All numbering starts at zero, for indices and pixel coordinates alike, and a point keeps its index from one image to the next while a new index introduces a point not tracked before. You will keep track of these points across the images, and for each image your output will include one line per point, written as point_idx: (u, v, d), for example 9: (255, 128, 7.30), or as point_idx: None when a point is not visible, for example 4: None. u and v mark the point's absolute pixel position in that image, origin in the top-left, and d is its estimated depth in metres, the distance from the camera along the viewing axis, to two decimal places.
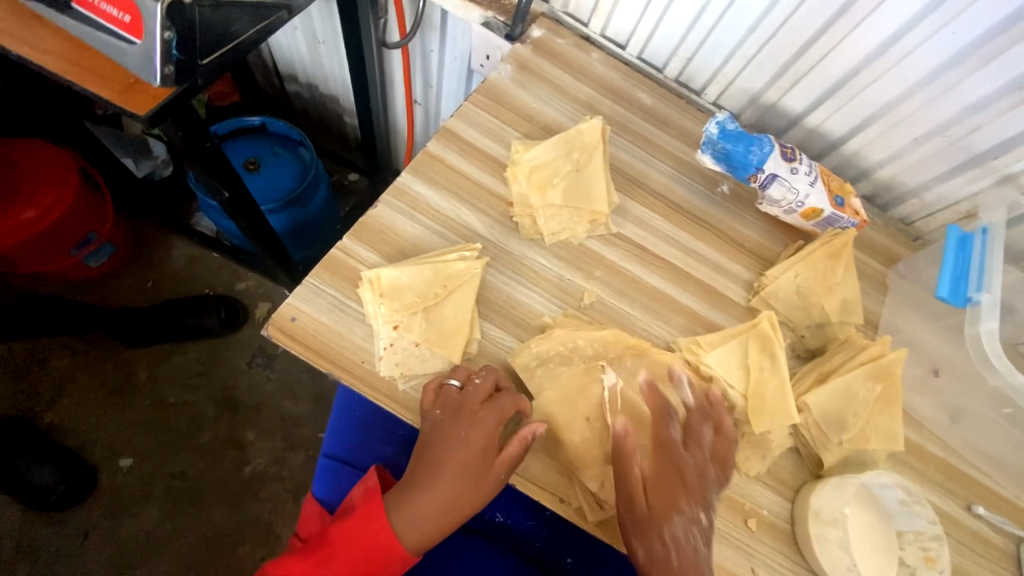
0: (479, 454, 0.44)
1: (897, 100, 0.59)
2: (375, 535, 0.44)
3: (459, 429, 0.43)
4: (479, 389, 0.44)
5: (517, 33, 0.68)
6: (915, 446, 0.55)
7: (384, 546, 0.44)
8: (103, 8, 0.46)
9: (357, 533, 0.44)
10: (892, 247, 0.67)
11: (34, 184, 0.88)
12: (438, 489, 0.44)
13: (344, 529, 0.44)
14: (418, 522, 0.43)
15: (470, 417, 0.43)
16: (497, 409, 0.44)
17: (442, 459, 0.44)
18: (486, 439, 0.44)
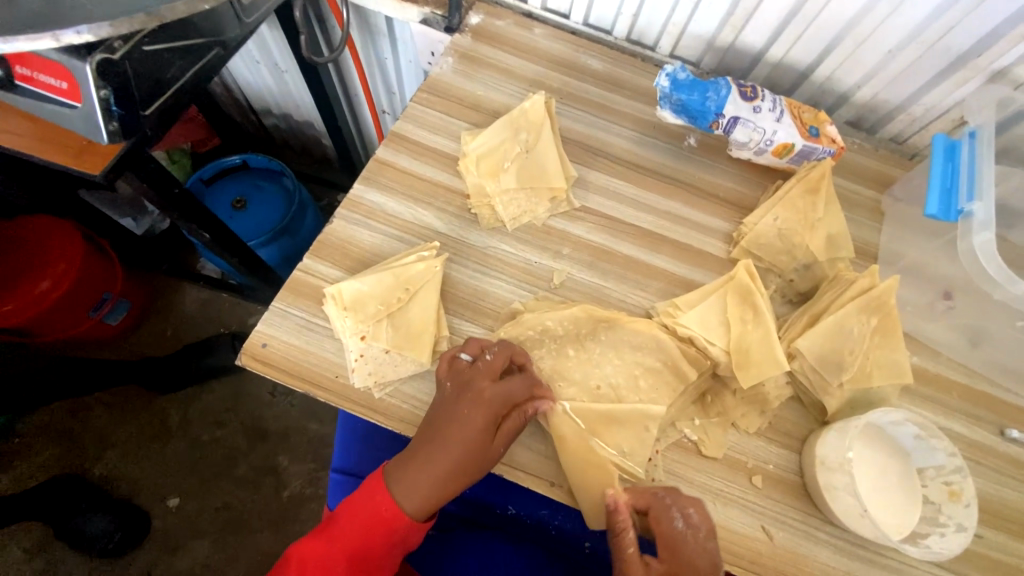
0: (483, 432, 0.42)
1: (859, 15, 0.54)
2: (377, 504, 0.43)
3: (464, 404, 0.42)
4: (491, 366, 0.43)
5: (455, 24, 0.65)
6: (933, 376, 0.52)
7: (387, 516, 0.43)
8: (43, 79, 0.48)
9: (361, 506, 0.44)
10: (884, 171, 0.62)
11: (43, 257, 0.93)
12: (435, 462, 0.42)
13: (348, 505, 0.45)
14: (417, 488, 0.43)
15: (478, 391, 0.42)
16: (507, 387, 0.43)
17: (444, 434, 0.42)
18: (491, 413, 0.42)
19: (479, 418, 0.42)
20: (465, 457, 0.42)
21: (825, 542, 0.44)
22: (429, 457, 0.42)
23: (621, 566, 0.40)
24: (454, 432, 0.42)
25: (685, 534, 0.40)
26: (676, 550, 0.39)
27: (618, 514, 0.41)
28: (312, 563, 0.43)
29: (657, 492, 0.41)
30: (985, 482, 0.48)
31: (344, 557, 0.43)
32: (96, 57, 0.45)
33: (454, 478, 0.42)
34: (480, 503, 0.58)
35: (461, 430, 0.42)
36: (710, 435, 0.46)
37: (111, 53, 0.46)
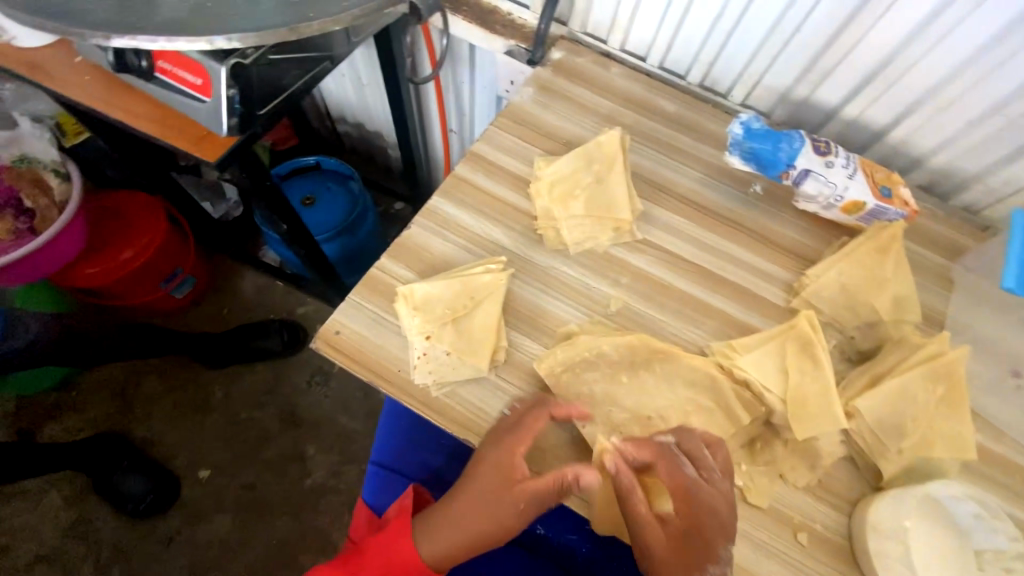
0: (509, 478, 0.44)
1: (942, 83, 0.55)
2: (402, 551, 0.47)
3: (501, 462, 0.44)
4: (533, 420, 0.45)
5: (537, 57, 0.71)
6: (999, 457, 0.49)
7: (407, 562, 0.47)
8: (179, 74, 0.55)
9: (386, 546, 0.48)
10: (957, 239, 0.61)
11: (129, 230, 1.02)
12: (476, 512, 0.45)
13: (375, 541, 0.49)
14: (455, 534, 0.45)
15: (502, 441, 0.44)
16: (529, 435, 0.44)
17: (485, 489, 0.45)
18: (514, 463, 0.44)
19: (514, 473, 0.44)
20: (502, 510, 0.44)
21: None
22: (472, 506, 0.45)
23: (637, 528, 0.42)
24: (493, 487, 0.44)
25: (699, 483, 0.41)
26: (693, 502, 0.41)
27: (619, 475, 0.42)
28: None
29: (665, 448, 0.43)
30: None
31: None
32: (231, 60, 0.51)
33: (491, 528, 0.45)
34: None
35: (499, 485, 0.44)
36: (756, 483, 0.45)
37: (242, 58, 0.52)
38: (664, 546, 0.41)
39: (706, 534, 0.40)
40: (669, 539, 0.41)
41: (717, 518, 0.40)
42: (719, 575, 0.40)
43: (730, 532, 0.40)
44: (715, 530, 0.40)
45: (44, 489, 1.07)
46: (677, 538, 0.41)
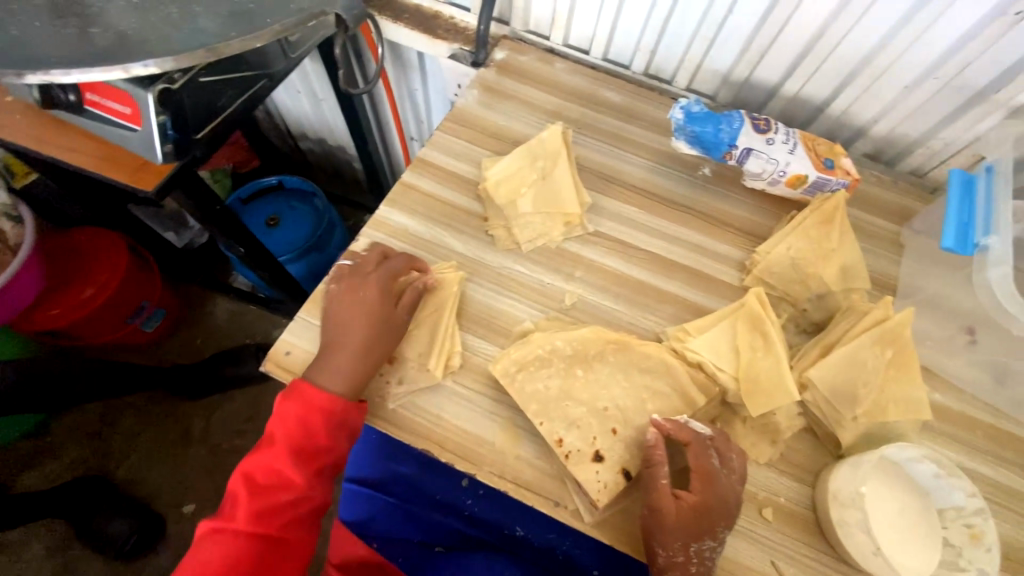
0: (383, 299, 0.49)
1: (872, 53, 0.56)
2: (303, 399, 0.46)
3: (357, 284, 0.49)
4: (371, 259, 0.51)
5: (481, 59, 0.71)
6: (956, 414, 0.50)
7: (317, 403, 0.45)
8: (109, 105, 0.54)
9: (289, 411, 0.46)
10: (902, 203, 0.62)
11: (90, 267, 1.00)
12: (351, 328, 0.47)
13: (273, 411, 0.47)
14: (338, 356, 0.46)
15: (365, 276, 0.50)
16: (388, 266, 0.50)
17: (349, 307, 0.48)
18: (383, 288, 0.49)
19: (374, 291, 0.49)
20: (370, 320, 0.48)
21: None
22: (344, 325, 0.47)
23: (653, 497, 0.41)
24: (355, 303, 0.48)
25: (719, 472, 0.42)
26: (710, 486, 0.41)
27: (657, 448, 0.42)
28: (261, 472, 0.45)
29: (701, 434, 0.43)
30: (1014, 529, 0.45)
31: (290, 452, 0.45)
32: (157, 87, 0.50)
33: (371, 337, 0.47)
34: (485, 524, 0.58)
35: (361, 298, 0.48)
36: None
37: (170, 84, 0.52)
38: (675, 520, 0.40)
39: (712, 517, 0.41)
40: (683, 515, 0.41)
41: (725, 506, 0.41)
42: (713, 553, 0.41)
43: (732, 520, 0.41)
44: (719, 515, 0.41)
45: (24, 540, 1.04)
46: (690, 516, 0.40)
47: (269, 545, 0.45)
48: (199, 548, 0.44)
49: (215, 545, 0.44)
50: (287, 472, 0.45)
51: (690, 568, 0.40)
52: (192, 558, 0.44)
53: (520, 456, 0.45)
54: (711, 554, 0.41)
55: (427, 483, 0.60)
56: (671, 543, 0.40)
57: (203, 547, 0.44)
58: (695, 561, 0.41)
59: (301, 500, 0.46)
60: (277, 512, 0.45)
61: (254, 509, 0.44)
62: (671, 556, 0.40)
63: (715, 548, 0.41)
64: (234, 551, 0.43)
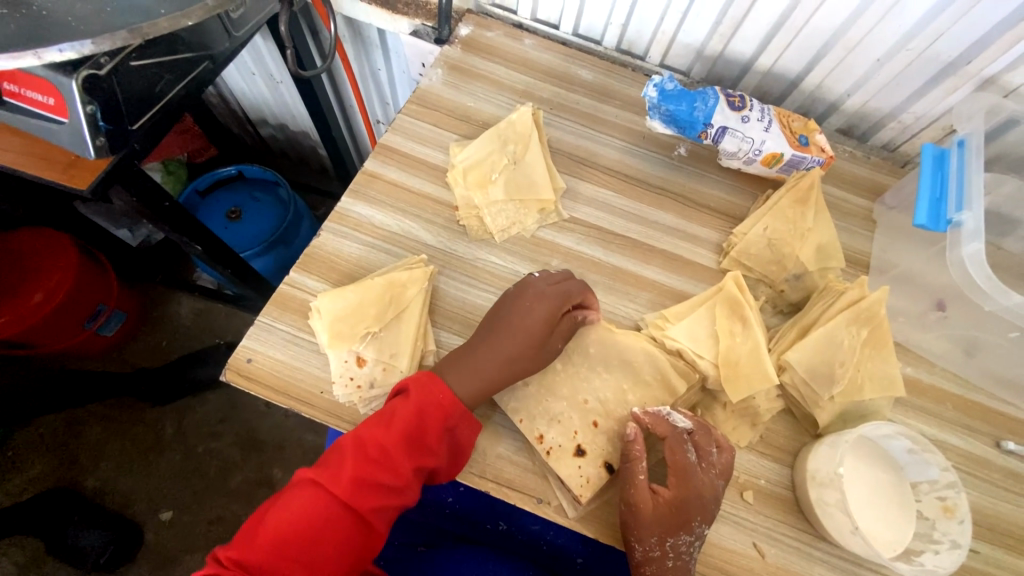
0: (543, 326, 0.44)
1: (846, 24, 0.54)
2: (433, 390, 0.43)
3: (528, 296, 0.45)
4: (534, 280, 0.46)
5: (445, 35, 0.66)
6: (928, 387, 0.51)
7: (444, 402, 0.42)
8: (28, 95, 0.48)
9: (414, 396, 0.42)
10: (876, 179, 0.62)
11: (36, 270, 0.93)
12: (497, 345, 0.44)
13: (412, 384, 0.43)
14: (474, 370, 0.44)
15: (536, 294, 0.45)
16: (563, 289, 0.46)
17: (501, 321, 0.45)
18: (545, 312, 0.45)
19: (550, 315, 0.45)
20: (526, 345, 0.44)
21: (817, 559, 0.43)
22: (493, 338, 0.44)
23: (630, 491, 0.41)
24: (518, 323, 0.44)
25: (695, 466, 0.41)
26: (687, 481, 0.41)
27: (635, 443, 0.42)
28: (371, 445, 0.41)
29: (678, 429, 0.43)
30: (981, 495, 0.47)
31: (403, 438, 0.41)
32: (82, 73, 0.45)
33: (513, 363, 0.44)
34: (467, 518, 0.58)
35: (516, 312, 0.45)
36: None
37: (97, 69, 0.46)
38: (651, 515, 0.40)
39: (687, 512, 0.40)
40: (658, 510, 0.41)
41: (702, 501, 0.41)
42: (691, 546, 0.41)
43: (711, 515, 0.41)
44: (694, 510, 0.40)
45: None
46: (666, 512, 0.40)
47: (355, 523, 0.40)
48: (293, 495, 0.41)
49: (308, 501, 0.40)
50: (394, 456, 0.41)
51: (667, 562, 0.40)
52: (286, 503, 0.40)
53: (501, 454, 0.44)
54: (689, 549, 0.41)
55: None
56: (646, 538, 0.40)
57: (298, 497, 0.40)
58: (671, 555, 0.41)
59: (398, 491, 0.42)
60: (374, 492, 0.41)
61: (356, 479, 0.40)
62: (647, 550, 0.41)
63: (692, 542, 0.41)
64: (327, 514, 0.40)
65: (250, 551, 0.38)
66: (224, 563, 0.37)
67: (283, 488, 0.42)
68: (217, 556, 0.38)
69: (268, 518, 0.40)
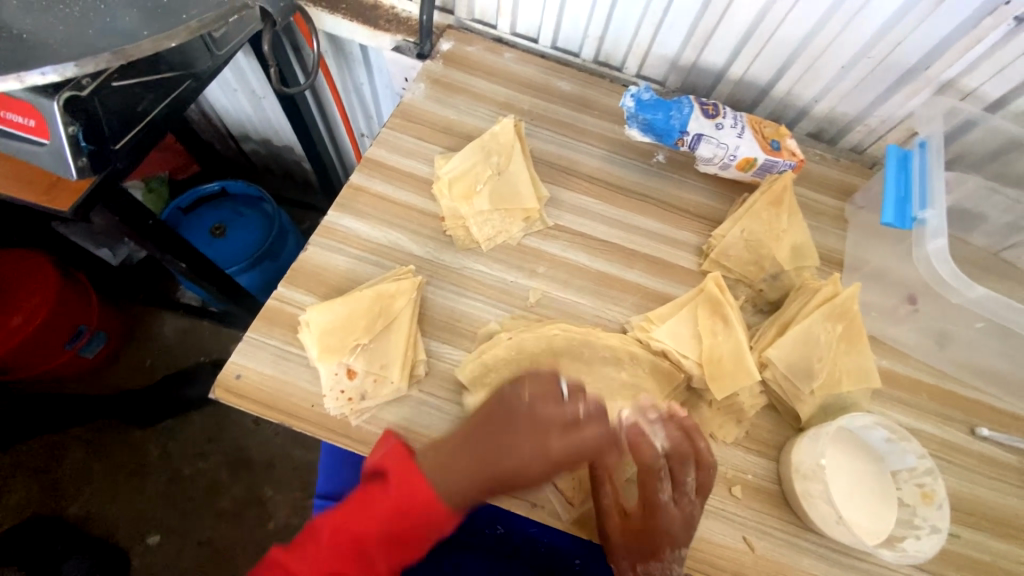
0: (547, 457, 0.41)
1: (811, 34, 0.57)
2: (416, 488, 0.40)
3: (543, 421, 0.42)
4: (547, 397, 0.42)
5: (427, 51, 0.68)
6: (902, 378, 0.53)
7: (428, 501, 0.40)
8: (8, 117, 0.48)
9: (393, 488, 0.40)
10: (846, 180, 0.65)
11: (14, 294, 0.91)
12: (492, 460, 0.41)
13: (391, 472, 0.41)
14: (458, 475, 0.41)
15: (554, 422, 0.42)
16: (590, 430, 0.41)
17: (505, 439, 0.41)
18: (553, 442, 0.41)
19: (556, 437, 0.41)
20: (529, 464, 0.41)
21: (804, 550, 0.44)
22: (491, 453, 0.41)
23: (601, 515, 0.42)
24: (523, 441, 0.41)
25: (665, 504, 0.41)
26: (657, 515, 0.41)
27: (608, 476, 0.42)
28: (348, 537, 0.40)
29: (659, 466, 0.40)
30: (957, 480, 0.49)
31: (381, 533, 0.40)
32: (64, 94, 0.45)
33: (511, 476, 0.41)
34: (462, 527, 0.58)
35: (522, 435, 0.41)
36: None
37: (79, 90, 0.46)
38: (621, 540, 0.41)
39: (655, 545, 0.41)
40: (626, 535, 0.41)
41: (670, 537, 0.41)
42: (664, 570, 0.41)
43: (683, 542, 0.41)
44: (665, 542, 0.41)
45: None
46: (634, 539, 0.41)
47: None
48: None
49: None
50: (371, 552, 0.40)
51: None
52: None
53: None
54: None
55: None
56: (620, 559, 0.42)
57: None
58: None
59: None
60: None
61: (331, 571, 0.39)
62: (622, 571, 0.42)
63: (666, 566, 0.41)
64: None
65: None
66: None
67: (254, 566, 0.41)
68: None
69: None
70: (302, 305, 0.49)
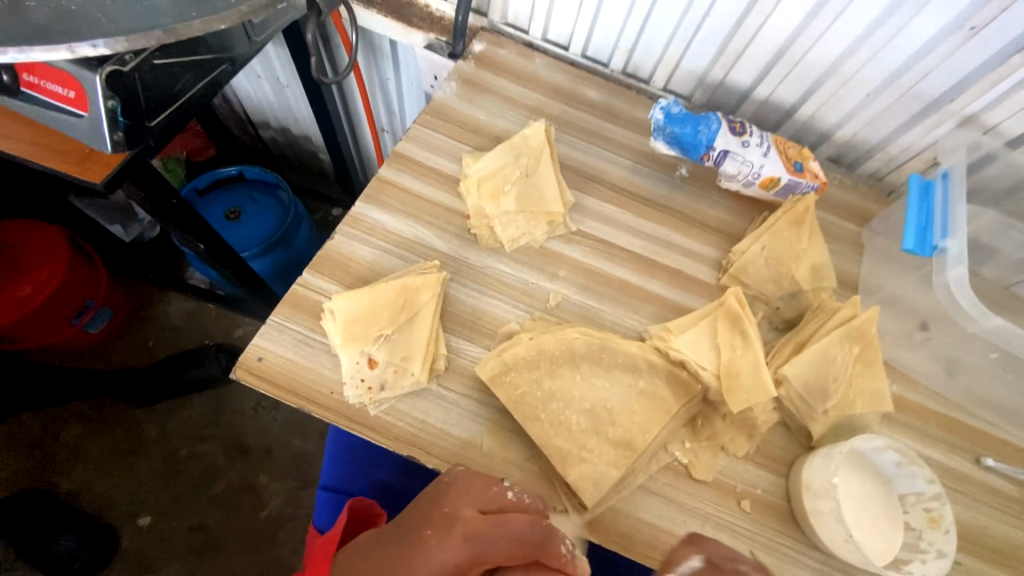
0: (454, 572, 0.35)
1: (839, 60, 0.58)
2: None
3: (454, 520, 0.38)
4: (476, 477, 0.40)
5: (459, 50, 0.69)
6: (912, 404, 0.54)
7: None
8: (49, 87, 0.48)
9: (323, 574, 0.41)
10: (864, 205, 0.66)
11: (27, 263, 0.91)
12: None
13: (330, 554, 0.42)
14: None
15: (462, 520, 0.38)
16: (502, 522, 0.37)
17: (416, 547, 0.37)
18: (459, 552, 0.36)
19: (475, 531, 0.36)
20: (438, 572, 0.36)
21: (810, 568, 0.44)
22: (397, 570, 0.37)
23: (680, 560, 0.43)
24: (437, 540, 0.37)
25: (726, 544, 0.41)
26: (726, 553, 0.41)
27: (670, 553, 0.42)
28: None
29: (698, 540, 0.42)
30: (962, 508, 0.50)
31: None
32: (107, 69, 0.46)
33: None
34: None
35: (433, 546, 0.37)
36: (699, 459, 0.47)
37: (121, 65, 0.47)
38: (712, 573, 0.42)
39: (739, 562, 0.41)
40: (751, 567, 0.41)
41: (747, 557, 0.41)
42: None
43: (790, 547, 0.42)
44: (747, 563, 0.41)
45: None
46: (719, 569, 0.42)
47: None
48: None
49: None
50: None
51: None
52: None
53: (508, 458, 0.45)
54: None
55: (408, 490, 0.58)
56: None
57: None
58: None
59: None
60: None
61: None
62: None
63: None
64: None
65: None
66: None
67: None
68: None
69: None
70: (327, 293, 0.49)
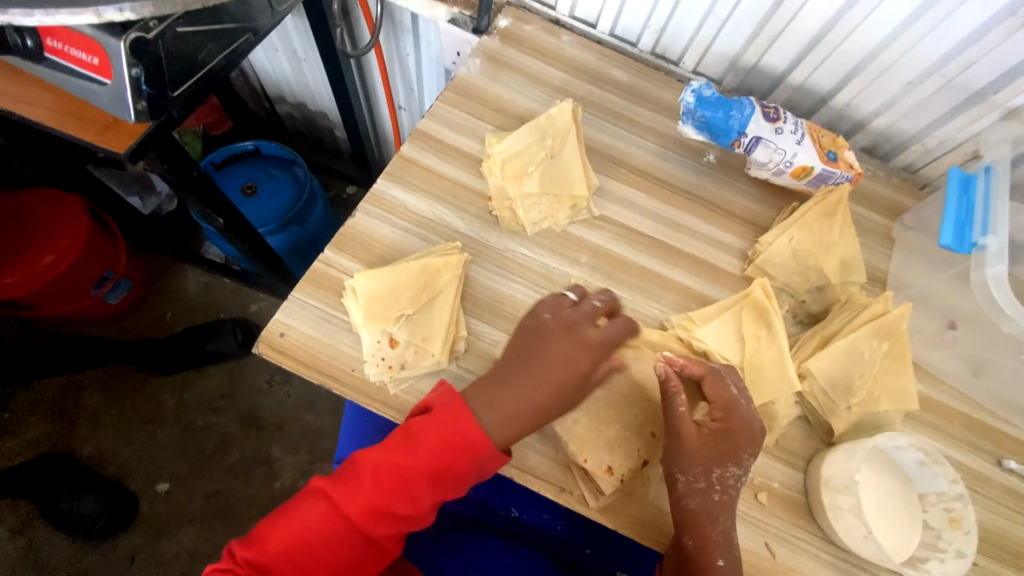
0: (582, 372, 0.45)
1: (881, 46, 0.55)
2: (462, 427, 0.43)
3: (568, 337, 0.45)
4: (567, 308, 0.47)
5: (483, 26, 0.66)
6: (937, 404, 0.53)
7: (470, 440, 0.43)
8: (73, 54, 0.48)
9: (436, 430, 0.43)
10: (898, 198, 0.64)
11: (48, 232, 0.92)
12: (533, 386, 0.44)
13: (439, 407, 0.43)
14: (502, 416, 0.43)
15: (579, 336, 0.45)
16: (608, 330, 0.46)
17: (544, 364, 0.44)
18: (584, 360, 0.45)
19: (593, 343, 0.45)
20: (571, 376, 0.44)
21: (825, 561, 0.44)
22: (528, 381, 0.44)
23: (674, 426, 0.43)
24: (559, 354, 0.45)
25: (739, 399, 0.44)
26: (733, 413, 0.43)
27: (670, 381, 0.44)
28: (392, 472, 0.43)
29: (714, 367, 0.45)
30: (981, 509, 0.49)
31: (424, 470, 0.43)
32: (131, 35, 0.45)
33: (558, 396, 0.44)
34: (479, 506, 0.58)
35: (559, 356, 0.44)
36: None
37: (145, 32, 0.46)
38: (696, 447, 0.42)
39: (738, 443, 0.43)
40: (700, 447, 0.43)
41: (751, 433, 0.43)
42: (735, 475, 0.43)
43: (756, 448, 0.43)
44: (744, 441, 0.43)
45: None
46: (711, 442, 0.43)
47: (364, 544, 0.43)
48: (306, 506, 0.43)
49: (319, 513, 0.43)
50: (414, 488, 0.43)
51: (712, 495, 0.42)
52: (301, 514, 0.43)
53: (525, 442, 0.46)
54: (735, 482, 0.43)
55: None
56: (691, 468, 0.42)
57: (312, 509, 0.43)
58: (718, 488, 0.42)
59: (411, 517, 0.44)
60: (386, 519, 0.43)
61: (371, 507, 0.43)
62: (691, 481, 0.42)
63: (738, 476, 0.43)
64: (339, 528, 0.43)
65: (267, 552, 0.42)
66: (243, 561, 0.42)
67: (299, 492, 0.45)
68: (238, 550, 0.42)
69: (280, 525, 0.43)
70: (348, 271, 0.49)
